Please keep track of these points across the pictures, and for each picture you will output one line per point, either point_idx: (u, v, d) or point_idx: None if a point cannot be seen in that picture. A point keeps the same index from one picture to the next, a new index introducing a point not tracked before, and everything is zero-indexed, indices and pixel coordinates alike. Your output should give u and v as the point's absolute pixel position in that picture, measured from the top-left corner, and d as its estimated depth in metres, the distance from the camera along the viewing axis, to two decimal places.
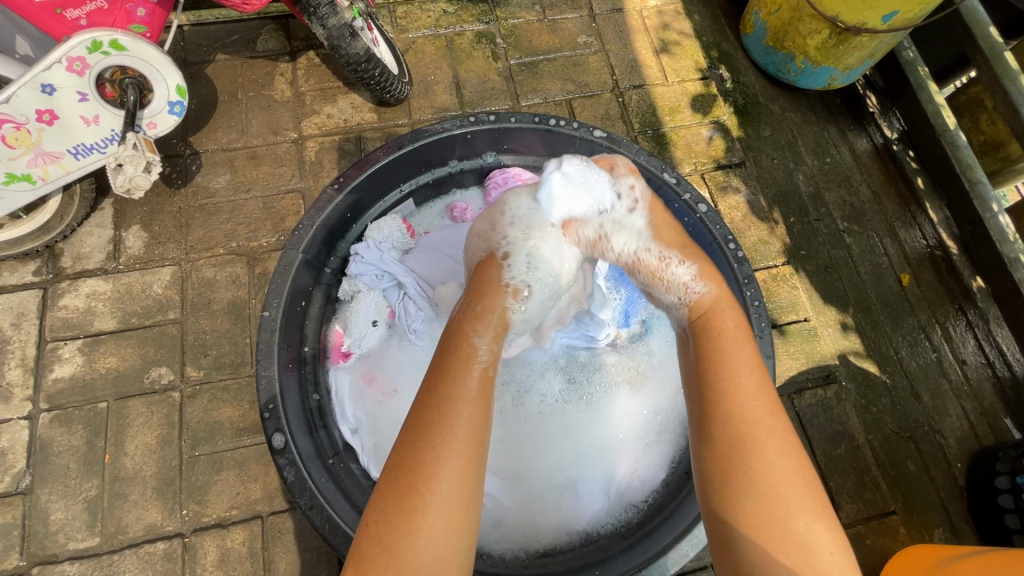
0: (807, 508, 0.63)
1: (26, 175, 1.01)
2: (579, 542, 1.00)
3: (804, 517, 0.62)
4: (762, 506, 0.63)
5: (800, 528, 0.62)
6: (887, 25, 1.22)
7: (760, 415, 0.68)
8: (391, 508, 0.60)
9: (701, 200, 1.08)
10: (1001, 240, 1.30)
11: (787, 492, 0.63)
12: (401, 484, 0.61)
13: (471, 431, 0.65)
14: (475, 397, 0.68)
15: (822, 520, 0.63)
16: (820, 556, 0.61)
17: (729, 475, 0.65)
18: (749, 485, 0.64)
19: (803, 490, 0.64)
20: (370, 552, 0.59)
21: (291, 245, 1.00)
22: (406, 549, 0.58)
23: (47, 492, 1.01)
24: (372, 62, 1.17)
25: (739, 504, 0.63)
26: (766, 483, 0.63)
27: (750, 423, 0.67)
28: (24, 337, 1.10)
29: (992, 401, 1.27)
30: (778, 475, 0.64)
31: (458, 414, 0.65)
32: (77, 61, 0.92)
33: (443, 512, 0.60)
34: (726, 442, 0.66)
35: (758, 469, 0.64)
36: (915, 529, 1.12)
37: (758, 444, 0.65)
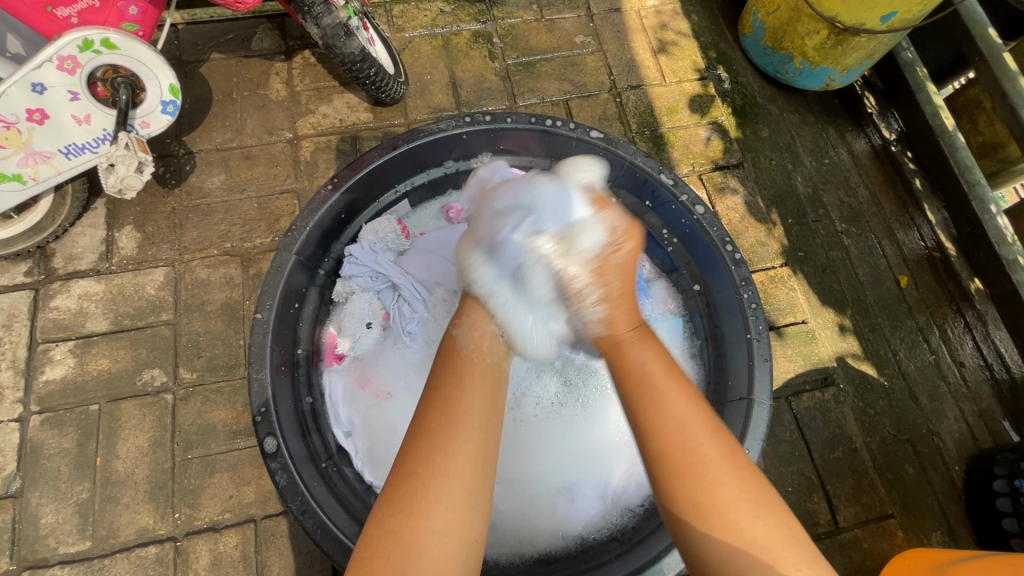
0: (765, 515, 0.62)
1: (17, 175, 1.00)
2: (574, 547, 0.99)
3: (761, 522, 0.62)
4: (715, 517, 0.62)
5: (756, 533, 0.61)
6: (885, 25, 1.21)
7: (690, 428, 0.68)
8: (399, 498, 0.62)
9: (698, 201, 1.07)
10: (1000, 242, 1.30)
11: (735, 502, 0.62)
12: (408, 472, 0.63)
13: (481, 422, 0.68)
14: (485, 391, 0.72)
15: (783, 523, 0.63)
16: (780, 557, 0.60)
17: (675, 493, 0.65)
18: (695, 499, 0.63)
19: (758, 493, 0.64)
20: (376, 538, 0.60)
21: (284, 246, 0.98)
22: (411, 532, 0.59)
23: (37, 495, 1.00)
24: (367, 61, 1.16)
25: (692, 515, 0.63)
26: (713, 487, 0.63)
27: (685, 439, 0.67)
28: (15, 338, 1.09)
29: (990, 403, 1.26)
30: (726, 476, 0.64)
31: (468, 403, 0.69)
32: (68, 60, 0.91)
33: (448, 501, 0.61)
34: (664, 457, 0.66)
35: (702, 478, 0.64)
36: (913, 533, 1.11)
37: (704, 454, 0.66)
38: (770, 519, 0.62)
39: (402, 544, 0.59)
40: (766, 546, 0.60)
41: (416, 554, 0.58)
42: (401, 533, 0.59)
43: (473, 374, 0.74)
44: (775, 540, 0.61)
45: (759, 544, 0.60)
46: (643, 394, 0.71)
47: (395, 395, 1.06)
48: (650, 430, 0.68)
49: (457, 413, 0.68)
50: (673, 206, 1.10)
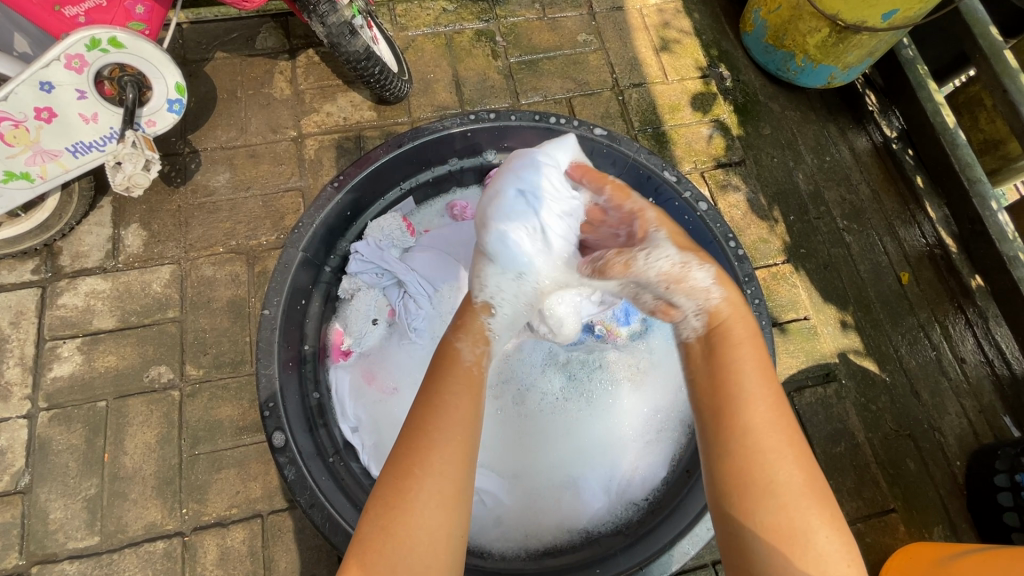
0: (823, 518, 0.60)
1: (24, 173, 1.01)
2: (579, 541, 1.00)
3: (821, 528, 0.59)
4: (780, 518, 0.59)
5: (819, 540, 0.58)
6: (887, 23, 1.22)
7: (767, 430, 0.64)
8: (391, 496, 0.61)
9: (701, 198, 1.08)
10: (1001, 238, 1.30)
11: (802, 503, 0.60)
12: (400, 469, 0.63)
13: (466, 423, 0.67)
14: (469, 392, 0.70)
15: (834, 527, 0.60)
16: (834, 565, 0.57)
17: (744, 489, 0.61)
18: (759, 496, 0.60)
19: (816, 499, 0.61)
20: (372, 530, 0.60)
21: (291, 244, 0.99)
22: (403, 526, 0.59)
23: (46, 491, 1.01)
24: (372, 60, 1.17)
25: (758, 512, 0.60)
26: (780, 491, 0.60)
27: (762, 437, 0.63)
28: (22, 336, 1.09)
29: (990, 399, 1.27)
30: (789, 477, 0.61)
31: (452, 407, 0.67)
32: (75, 58, 0.91)
33: (438, 498, 0.61)
34: (741, 454, 0.62)
35: (766, 477, 0.61)
36: (914, 528, 1.12)
37: (772, 452, 0.62)
38: (825, 523, 0.59)
39: (392, 540, 0.59)
40: (821, 552, 0.58)
41: (406, 550, 0.58)
42: (391, 529, 0.59)
43: (459, 376, 0.71)
44: (832, 545, 0.59)
45: (817, 550, 0.58)
46: (734, 381, 0.67)
47: (400, 391, 1.06)
48: (734, 421, 0.64)
49: (443, 416, 0.66)
50: (676, 203, 1.10)
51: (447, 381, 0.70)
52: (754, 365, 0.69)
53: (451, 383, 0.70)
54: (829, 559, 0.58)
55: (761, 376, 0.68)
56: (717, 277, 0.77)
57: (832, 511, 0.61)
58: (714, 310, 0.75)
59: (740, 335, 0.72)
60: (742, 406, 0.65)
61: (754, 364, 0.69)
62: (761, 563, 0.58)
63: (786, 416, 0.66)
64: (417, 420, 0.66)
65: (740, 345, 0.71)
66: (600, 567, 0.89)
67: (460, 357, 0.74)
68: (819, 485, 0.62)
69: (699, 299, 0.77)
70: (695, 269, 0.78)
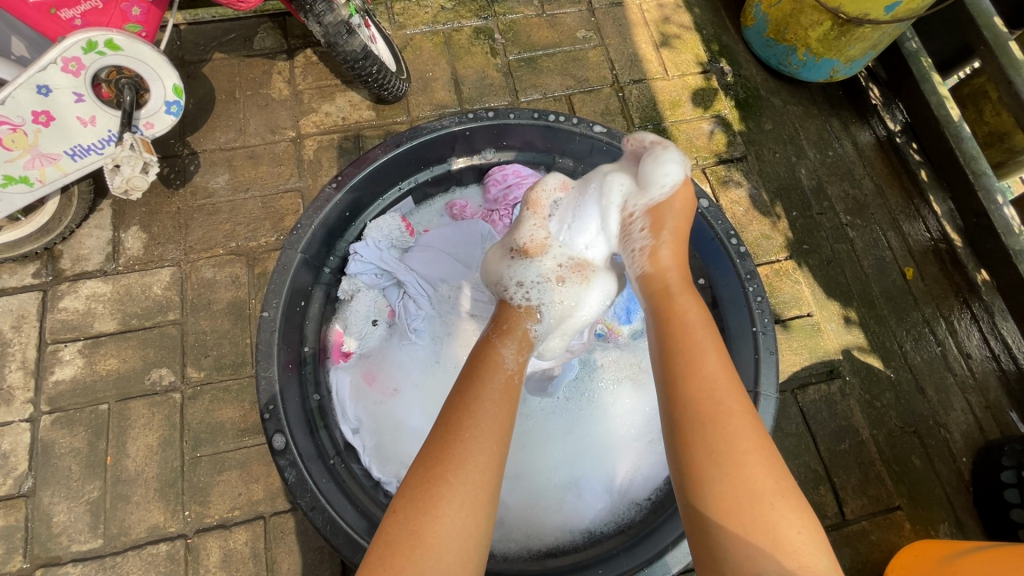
0: (774, 487, 0.60)
1: (23, 177, 1.01)
2: (582, 541, 0.99)
3: (771, 497, 0.59)
4: (727, 487, 0.59)
5: (770, 510, 0.58)
6: (890, 15, 1.20)
7: (715, 397, 0.64)
8: (423, 501, 0.60)
9: (702, 195, 1.07)
10: (1006, 232, 1.29)
11: (750, 471, 0.60)
12: (430, 471, 0.62)
13: (503, 431, 0.66)
14: (506, 400, 0.69)
15: (789, 498, 0.60)
16: (789, 535, 0.58)
17: (691, 457, 0.62)
18: (704, 469, 0.61)
19: (767, 469, 0.61)
20: (398, 535, 0.59)
21: (289, 245, 0.98)
22: (433, 534, 0.58)
23: (49, 494, 1.01)
24: (369, 59, 1.16)
25: (706, 483, 0.60)
26: (728, 459, 0.61)
27: (705, 405, 0.64)
28: (24, 340, 1.09)
29: (997, 394, 1.26)
30: (734, 442, 0.61)
31: (487, 412, 0.67)
32: (72, 61, 0.91)
33: (471, 507, 0.60)
34: (687, 424, 0.63)
35: (712, 447, 0.61)
36: (920, 525, 1.11)
37: (712, 422, 0.63)
38: (774, 491, 0.59)
39: (420, 546, 0.57)
40: (773, 522, 0.58)
41: (433, 559, 0.57)
42: (420, 534, 0.58)
43: (500, 380, 0.71)
44: (784, 514, 0.59)
45: (769, 520, 0.58)
46: (676, 354, 0.69)
47: (401, 392, 1.08)
48: (676, 396, 0.66)
49: (479, 422, 0.66)
50: None
51: (486, 386, 0.70)
52: (699, 335, 0.71)
53: (486, 388, 0.69)
54: (783, 526, 0.58)
55: (705, 348, 0.69)
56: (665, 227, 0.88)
57: (784, 481, 0.61)
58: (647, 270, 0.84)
59: (678, 307, 0.76)
60: (680, 375, 0.67)
61: (697, 334, 0.71)
62: (718, 538, 0.58)
63: (731, 385, 0.66)
64: (451, 423, 0.66)
65: (685, 320, 0.73)
66: (603, 568, 0.89)
67: (504, 361, 0.75)
68: (768, 450, 0.63)
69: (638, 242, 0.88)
70: (641, 224, 0.89)
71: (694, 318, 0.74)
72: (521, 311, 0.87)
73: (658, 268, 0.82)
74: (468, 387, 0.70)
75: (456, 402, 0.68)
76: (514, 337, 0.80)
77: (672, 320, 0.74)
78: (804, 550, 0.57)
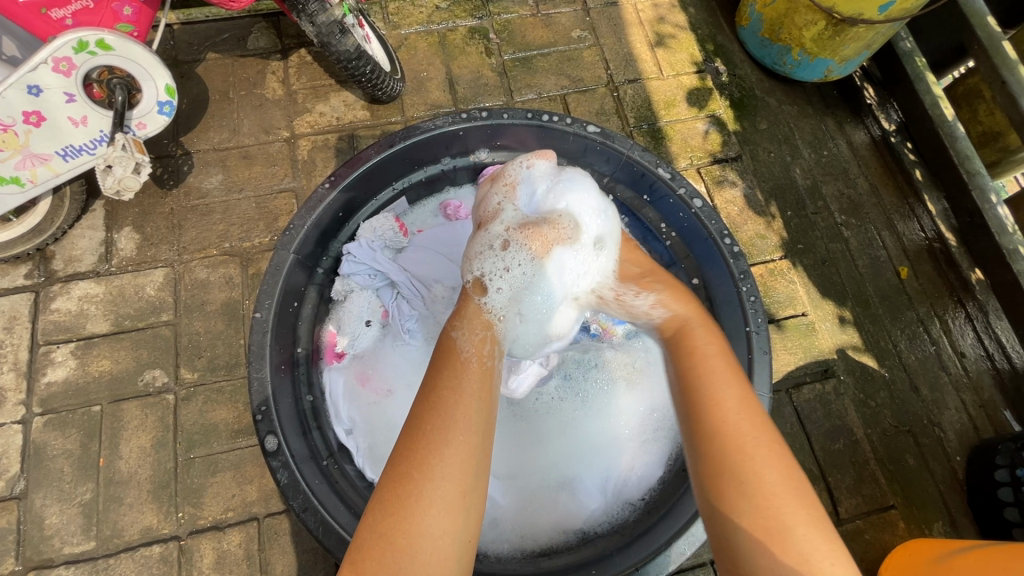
0: (803, 516, 0.61)
1: (14, 178, 1.00)
2: (575, 542, 0.99)
3: (801, 527, 0.61)
4: (756, 518, 0.61)
5: (799, 539, 0.60)
6: (883, 15, 1.20)
7: (738, 430, 0.67)
8: (390, 503, 0.60)
9: (696, 195, 1.07)
10: (1001, 231, 1.29)
11: (782, 501, 0.62)
12: (398, 473, 0.62)
13: (468, 420, 0.66)
14: (473, 391, 0.70)
15: (817, 526, 0.62)
16: (819, 563, 0.59)
17: (720, 489, 0.64)
18: (734, 496, 0.63)
19: (795, 497, 0.63)
20: (371, 540, 0.59)
21: (282, 245, 0.98)
22: (406, 535, 0.58)
23: (41, 496, 1.01)
24: (363, 59, 1.16)
25: (735, 514, 0.62)
26: (754, 490, 0.63)
27: (734, 438, 0.66)
28: (16, 341, 1.09)
29: (991, 393, 1.26)
30: (762, 473, 0.64)
31: (453, 405, 0.67)
32: (63, 61, 0.90)
33: (442, 503, 0.60)
34: (713, 456, 0.66)
35: (739, 479, 0.63)
36: (914, 524, 1.11)
37: (741, 453, 0.65)
38: (804, 521, 0.61)
39: (395, 548, 0.58)
40: (803, 549, 0.59)
41: (409, 559, 0.57)
42: (391, 537, 0.58)
43: (461, 370, 0.72)
44: (813, 542, 0.60)
45: (800, 549, 0.59)
46: (699, 384, 0.71)
47: (395, 392, 1.08)
48: (703, 426, 0.68)
49: (441, 416, 0.66)
50: (671, 200, 1.10)
51: (448, 378, 0.71)
52: (716, 368, 0.73)
53: (451, 381, 0.70)
54: (812, 555, 0.59)
55: (724, 379, 0.72)
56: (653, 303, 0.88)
57: (811, 509, 0.63)
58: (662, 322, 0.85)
59: (700, 342, 0.78)
60: (703, 408, 0.69)
61: (719, 367, 0.73)
62: (747, 561, 0.60)
63: (758, 420, 0.69)
64: (412, 421, 0.66)
65: (708, 353, 0.75)
66: (596, 569, 0.89)
67: (459, 347, 0.76)
68: (794, 478, 0.65)
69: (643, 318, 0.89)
70: (636, 296, 0.89)
71: (712, 350, 0.76)
72: (469, 287, 0.90)
73: (672, 313, 0.84)
74: (429, 382, 0.71)
75: (421, 398, 0.69)
76: (466, 320, 0.83)
77: (694, 352, 0.76)
78: None
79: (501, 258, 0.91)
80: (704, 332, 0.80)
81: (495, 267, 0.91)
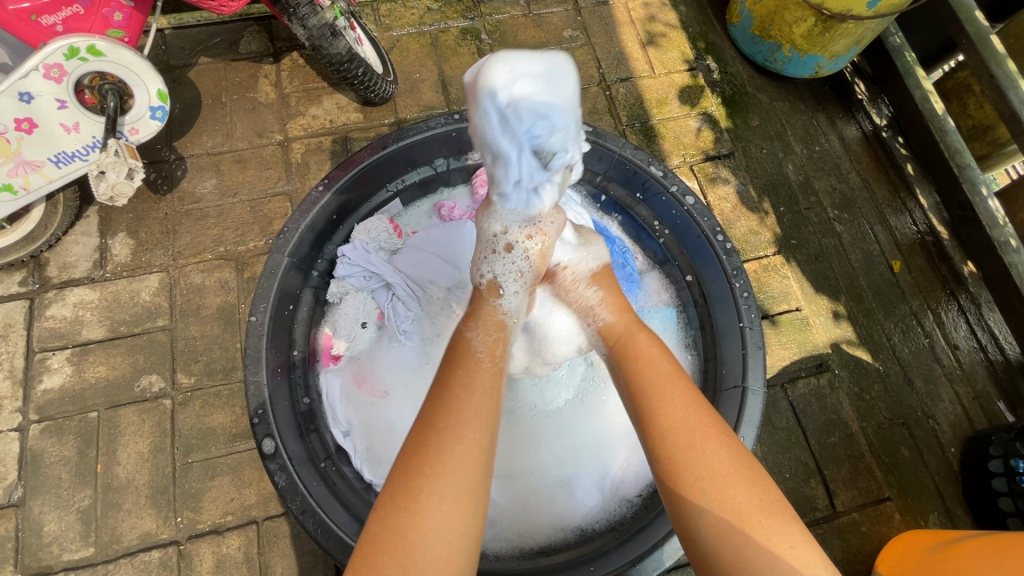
0: (760, 504, 0.60)
1: (7, 185, 1.00)
2: (574, 539, 1.00)
3: (758, 515, 0.59)
4: (716, 512, 0.60)
5: (758, 528, 0.59)
6: (872, 10, 1.20)
7: (680, 428, 0.66)
8: (402, 497, 0.60)
9: (688, 192, 1.08)
10: (991, 224, 1.30)
11: (734, 492, 0.61)
12: (408, 471, 0.62)
13: (480, 421, 0.67)
14: (485, 390, 0.71)
15: (777, 514, 0.60)
16: (781, 549, 0.58)
17: (675, 487, 0.63)
18: (690, 492, 0.62)
19: (750, 487, 0.62)
20: (381, 536, 0.58)
21: (277, 249, 0.98)
22: (416, 529, 0.58)
23: (39, 504, 1.01)
24: (355, 62, 1.16)
25: (697, 511, 0.61)
26: (708, 485, 0.62)
27: (682, 436, 0.65)
28: (11, 348, 1.09)
29: (985, 384, 1.27)
30: (713, 468, 0.63)
31: (465, 405, 0.68)
32: (54, 68, 0.90)
33: (451, 499, 0.60)
34: (663, 456, 0.65)
35: (692, 474, 0.63)
36: (910, 516, 1.12)
37: (690, 449, 0.64)
38: (761, 508, 0.60)
39: (403, 542, 0.57)
40: (764, 538, 0.58)
41: (418, 553, 0.56)
42: (401, 531, 0.58)
43: (473, 372, 0.73)
44: (774, 529, 0.59)
45: (761, 536, 0.58)
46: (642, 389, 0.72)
47: (391, 394, 1.08)
48: (650, 430, 0.68)
49: (457, 414, 0.66)
50: (663, 197, 1.10)
51: (458, 379, 0.71)
52: (663, 375, 0.73)
53: (460, 380, 0.71)
54: (773, 544, 0.58)
55: (667, 380, 0.72)
56: (605, 297, 0.91)
57: (771, 497, 0.62)
58: (604, 331, 0.87)
59: (643, 349, 0.79)
60: (650, 410, 0.69)
61: (661, 372, 0.74)
62: (713, 554, 0.59)
63: (704, 413, 0.68)
64: (424, 421, 0.66)
65: (652, 359, 0.76)
66: (593, 565, 0.89)
67: (471, 347, 0.78)
68: (749, 468, 0.64)
69: (592, 319, 0.90)
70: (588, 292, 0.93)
71: (654, 354, 0.77)
72: (482, 289, 0.90)
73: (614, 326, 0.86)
74: (442, 384, 0.71)
75: (431, 404, 0.69)
76: (480, 322, 0.84)
77: (640, 360, 0.77)
78: (802, 564, 0.57)
79: (509, 261, 0.91)
80: (648, 339, 0.81)
81: (508, 271, 0.91)
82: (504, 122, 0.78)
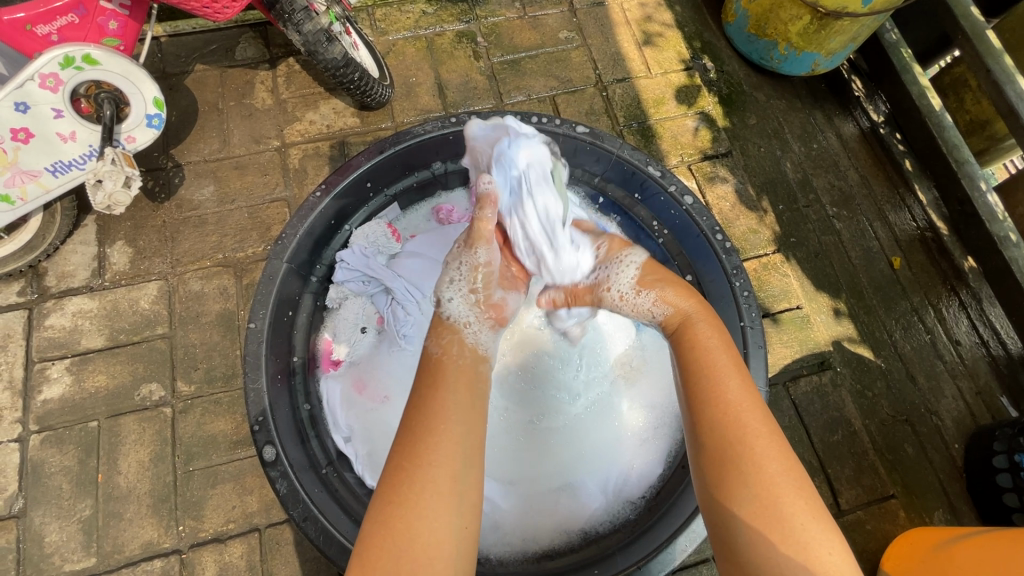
0: (803, 506, 0.59)
1: (4, 196, 1.00)
2: (578, 542, 0.99)
3: (800, 517, 0.58)
4: (757, 508, 0.58)
5: (798, 530, 0.57)
6: (867, 8, 1.20)
7: (736, 420, 0.64)
8: (390, 491, 0.60)
9: (686, 192, 1.08)
10: (990, 218, 1.30)
11: (779, 493, 0.59)
12: (396, 465, 0.62)
13: (465, 421, 0.67)
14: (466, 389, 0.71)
15: (813, 516, 0.58)
16: (817, 553, 0.56)
17: (720, 475, 0.61)
18: (733, 485, 0.60)
19: (795, 490, 0.59)
20: (375, 529, 0.59)
21: (275, 255, 0.98)
22: (404, 520, 0.58)
23: (40, 514, 1.00)
24: (350, 66, 1.15)
25: (737, 501, 0.59)
26: (753, 479, 0.60)
27: (734, 428, 0.63)
28: (10, 358, 1.08)
29: (987, 379, 1.27)
30: (763, 466, 0.60)
31: (450, 404, 0.68)
32: (49, 77, 0.90)
33: (438, 494, 0.60)
34: (715, 444, 0.63)
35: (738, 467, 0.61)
36: (915, 512, 1.12)
37: (740, 443, 0.62)
38: (803, 512, 0.58)
39: (394, 534, 0.57)
40: (802, 543, 0.56)
41: (410, 542, 0.57)
42: (392, 523, 0.58)
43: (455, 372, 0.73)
44: (813, 534, 0.57)
45: (798, 541, 0.56)
46: (704, 372, 0.69)
47: (391, 399, 1.07)
48: (701, 417, 0.65)
49: (446, 413, 0.66)
50: (661, 197, 1.10)
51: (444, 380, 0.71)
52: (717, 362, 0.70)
53: (444, 380, 0.71)
54: (811, 547, 0.56)
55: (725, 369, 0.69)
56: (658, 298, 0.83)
57: (811, 501, 0.60)
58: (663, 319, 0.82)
59: (700, 336, 0.75)
60: (703, 399, 0.66)
61: (715, 362, 0.70)
62: (743, 549, 0.57)
63: (760, 410, 0.66)
64: (412, 413, 0.67)
65: (709, 348, 0.72)
66: (599, 567, 0.88)
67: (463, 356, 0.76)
68: (795, 469, 0.62)
69: (645, 316, 0.85)
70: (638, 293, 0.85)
71: (716, 340, 0.74)
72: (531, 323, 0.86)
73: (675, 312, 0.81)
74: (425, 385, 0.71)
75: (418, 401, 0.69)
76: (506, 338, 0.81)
77: (694, 347, 0.73)
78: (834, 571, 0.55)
79: None
80: (708, 328, 0.77)
81: None
82: (536, 237, 0.90)
